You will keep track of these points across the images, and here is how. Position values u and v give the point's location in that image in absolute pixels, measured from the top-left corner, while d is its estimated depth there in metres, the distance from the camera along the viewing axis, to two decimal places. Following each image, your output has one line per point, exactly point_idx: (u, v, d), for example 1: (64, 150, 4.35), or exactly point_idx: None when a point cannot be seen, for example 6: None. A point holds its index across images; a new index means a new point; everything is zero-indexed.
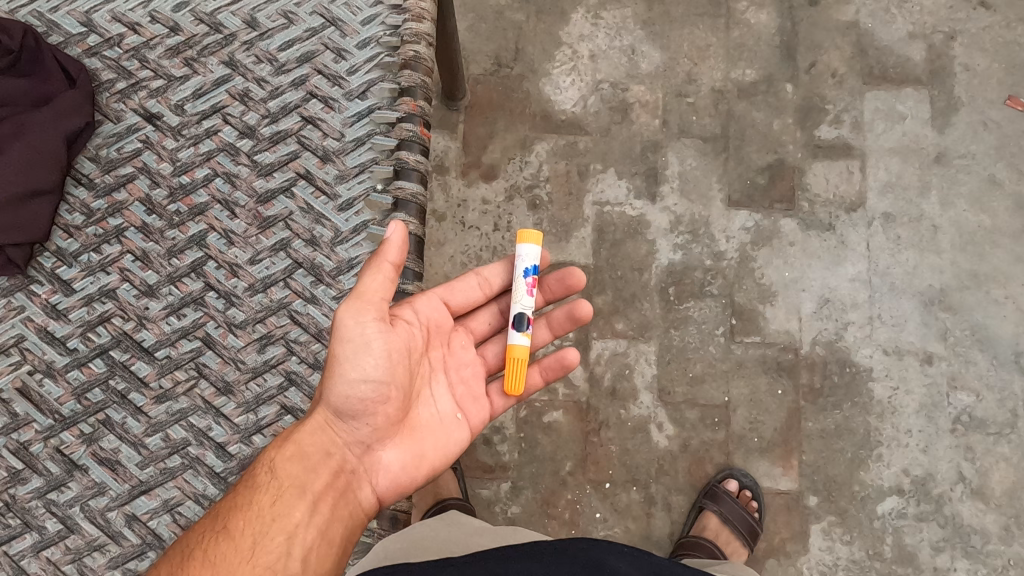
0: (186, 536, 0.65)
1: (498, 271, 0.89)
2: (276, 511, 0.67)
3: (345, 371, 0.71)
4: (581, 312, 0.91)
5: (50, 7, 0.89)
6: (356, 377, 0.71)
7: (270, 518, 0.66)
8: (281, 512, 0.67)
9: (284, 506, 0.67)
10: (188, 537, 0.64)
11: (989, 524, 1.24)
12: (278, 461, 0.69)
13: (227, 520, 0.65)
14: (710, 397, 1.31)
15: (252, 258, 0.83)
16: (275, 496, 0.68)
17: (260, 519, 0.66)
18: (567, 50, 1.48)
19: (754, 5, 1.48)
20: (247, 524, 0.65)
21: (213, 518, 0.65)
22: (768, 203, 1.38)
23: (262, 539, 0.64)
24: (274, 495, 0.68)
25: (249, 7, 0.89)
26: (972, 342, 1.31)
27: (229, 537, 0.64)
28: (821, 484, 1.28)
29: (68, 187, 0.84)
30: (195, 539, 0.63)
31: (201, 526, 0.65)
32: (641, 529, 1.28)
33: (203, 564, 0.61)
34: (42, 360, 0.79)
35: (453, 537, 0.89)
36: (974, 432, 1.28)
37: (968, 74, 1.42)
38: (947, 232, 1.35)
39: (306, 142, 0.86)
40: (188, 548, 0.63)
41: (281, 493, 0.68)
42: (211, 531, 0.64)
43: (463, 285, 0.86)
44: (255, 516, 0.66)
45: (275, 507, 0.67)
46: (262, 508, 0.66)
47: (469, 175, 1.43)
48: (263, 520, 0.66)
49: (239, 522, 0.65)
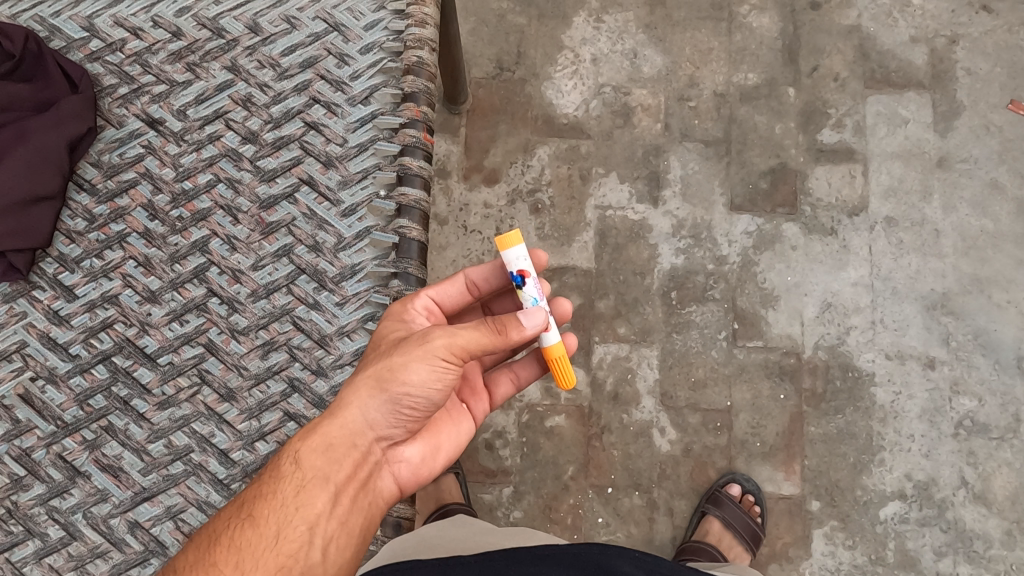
0: (207, 526, 0.62)
1: (485, 272, 0.82)
2: (300, 500, 0.62)
3: (399, 374, 0.65)
4: (563, 307, 0.84)
5: (51, 12, 0.88)
6: (411, 384, 0.65)
7: (294, 507, 0.62)
8: (306, 502, 0.62)
9: (310, 496, 0.62)
10: (209, 525, 0.62)
11: (991, 529, 1.24)
12: (306, 449, 0.64)
13: (252, 508, 0.62)
14: (712, 401, 1.31)
15: (255, 264, 0.83)
16: (301, 485, 0.63)
17: (283, 508, 0.62)
18: (569, 54, 1.48)
19: (756, 8, 1.48)
20: (271, 513, 0.61)
21: (239, 506, 0.63)
22: (770, 207, 1.38)
23: (285, 529, 0.61)
24: (300, 485, 0.63)
25: (252, 12, 0.89)
26: (975, 346, 1.31)
27: (253, 524, 0.61)
28: (823, 489, 1.28)
29: (70, 192, 0.84)
30: (222, 524, 0.62)
31: (223, 516, 0.63)
32: (644, 533, 1.28)
33: (228, 549, 0.59)
34: (44, 366, 0.79)
35: (457, 541, 0.89)
36: (976, 437, 1.28)
37: (971, 78, 1.42)
38: (949, 236, 1.35)
39: (309, 147, 0.85)
40: (215, 532, 0.61)
41: (308, 484, 0.63)
42: (236, 519, 0.62)
43: (450, 288, 0.81)
44: (279, 504, 0.62)
45: (299, 497, 0.62)
46: (285, 497, 0.62)
47: (470, 179, 1.43)
48: (286, 510, 0.62)
49: (265, 508, 0.62)
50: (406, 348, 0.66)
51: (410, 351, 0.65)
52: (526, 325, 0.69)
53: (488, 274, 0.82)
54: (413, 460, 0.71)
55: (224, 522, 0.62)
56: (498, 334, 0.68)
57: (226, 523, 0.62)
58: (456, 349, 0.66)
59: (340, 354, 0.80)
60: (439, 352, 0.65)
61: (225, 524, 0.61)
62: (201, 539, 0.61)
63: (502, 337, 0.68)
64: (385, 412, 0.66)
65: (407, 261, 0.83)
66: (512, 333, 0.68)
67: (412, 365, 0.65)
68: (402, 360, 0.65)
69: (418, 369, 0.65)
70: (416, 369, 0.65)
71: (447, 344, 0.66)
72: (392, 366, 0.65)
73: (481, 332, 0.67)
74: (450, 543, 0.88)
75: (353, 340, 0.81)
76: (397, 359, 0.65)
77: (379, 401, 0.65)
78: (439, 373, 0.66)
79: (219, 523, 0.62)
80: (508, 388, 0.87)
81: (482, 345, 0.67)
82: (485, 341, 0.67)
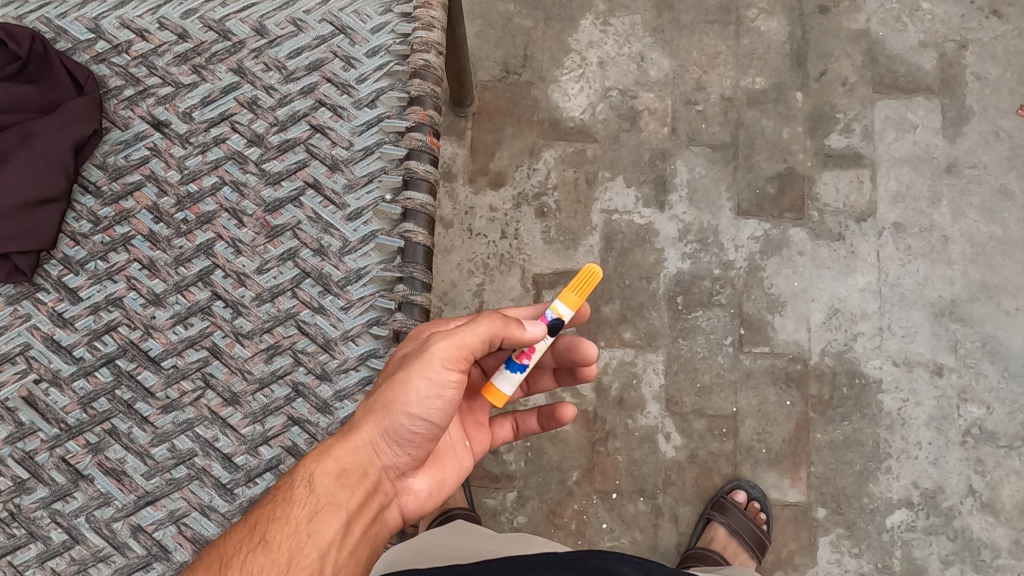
0: (216, 548, 0.60)
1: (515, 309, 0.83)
2: (313, 527, 0.60)
3: (403, 394, 0.64)
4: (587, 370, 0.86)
5: (58, 14, 0.88)
6: (414, 403, 0.64)
7: (307, 533, 0.60)
8: (318, 528, 0.61)
9: (322, 522, 0.61)
10: (219, 548, 0.60)
11: (999, 538, 1.24)
12: (318, 473, 0.62)
13: (266, 532, 0.60)
14: (718, 407, 1.31)
15: (260, 267, 0.82)
16: (314, 510, 0.61)
17: (295, 534, 0.60)
18: (575, 57, 1.47)
19: (764, 12, 1.47)
20: (285, 539, 0.59)
21: (251, 528, 0.61)
22: (777, 212, 1.38)
23: (298, 556, 0.59)
24: (312, 510, 0.61)
25: (258, 14, 0.88)
26: (984, 354, 1.30)
27: (266, 549, 0.59)
28: (829, 496, 1.27)
29: (75, 194, 0.83)
30: (234, 548, 0.59)
31: (234, 537, 0.60)
32: (648, 540, 1.27)
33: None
34: (48, 369, 0.79)
35: (456, 549, 0.89)
36: (984, 445, 1.27)
37: (980, 83, 1.41)
38: (958, 243, 1.35)
39: (315, 150, 0.85)
40: (226, 556, 0.59)
41: (320, 509, 0.61)
42: (248, 544, 0.59)
43: None
44: (292, 530, 0.60)
45: (312, 522, 0.61)
46: (298, 522, 0.60)
47: (476, 182, 1.42)
48: (299, 536, 0.60)
49: (278, 533, 0.60)
50: (409, 365, 0.66)
51: (412, 367, 0.65)
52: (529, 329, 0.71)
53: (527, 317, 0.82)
54: (420, 492, 0.71)
55: (236, 547, 0.59)
56: (501, 324, 0.68)
57: (238, 546, 0.59)
58: (456, 355, 0.66)
59: (345, 358, 0.80)
60: (441, 365, 0.65)
61: (237, 548, 0.59)
62: (211, 563, 0.58)
63: (505, 327, 0.68)
64: (392, 436, 0.65)
65: (412, 265, 0.83)
66: (515, 330, 0.69)
67: (415, 382, 0.64)
68: (406, 378, 0.65)
69: (422, 386, 0.64)
70: (419, 385, 0.64)
71: (448, 350, 0.65)
72: (396, 384, 0.65)
73: (483, 329, 0.67)
74: (449, 552, 0.87)
75: (358, 345, 0.81)
76: (400, 377, 0.65)
77: (387, 425, 0.65)
78: (441, 388, 0.65)
79: (230, 547, 0.59)
80: (506, 433, 0.90)
81: (483, 338, 0.67)
82: (485, 332, 0.66)
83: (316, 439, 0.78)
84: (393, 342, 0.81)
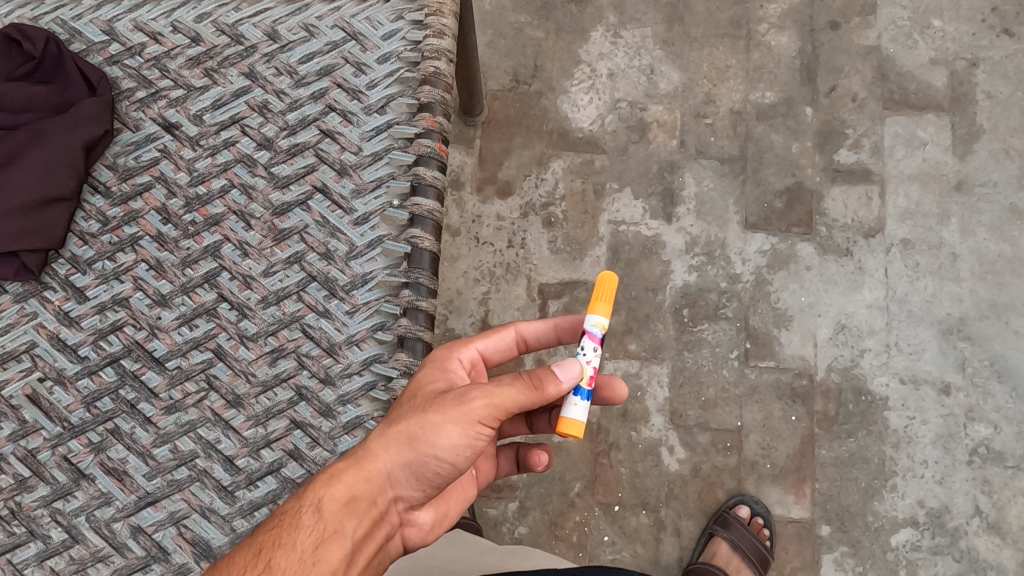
0: None
1: (536, 328, 0.83)
2: (318, 555, 0.58)
3: (432, 436, 0.63)
4: (615, 391, 0.82)
5: (73, 16, 0.89)
6: (440, 447, 0.64)
7: (311, 561, 0.58)
8: (324, 557, 0.59)
9: (328, 551, 0.59)
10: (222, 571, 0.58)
11: (1005, 560, 1.22)
12: (327, 499, 0.61)
13: (271, 557, 0.58)
14: (722, 421, 1.30)
15: (266, 270, 0.82)
16: (321, 538, 0.59)
17: (300, 562, 0.58)
18: (585, 68, 1.48)
19: (775, 27, 1.47)
20: (288, 566, 0.57)
21: (256, 554, 0.59)
22: (785, 227, 1.37)
23: None
24: (319, 538, 0.59)
25: (272, 19, 0.89)
26: (991, 372, 1.29)
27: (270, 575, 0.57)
28: (833, 513, 1.26)
29: (85, 194, 0.84)
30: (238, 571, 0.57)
31: (238, 562, 0.58)
32: (650, 554, 1.26)
33: None
34: (53, 368, 0.79)
35: (453, 561, 0.87)
36: (991, 465, 1.26)
37: (991, 101, 1.41)
38: (967, 260, 1.34)
39: (324, 155, 0.85)
40: None
41: (327, 538, 0.59)
42: (252, 568, 0.57)
43: (501, 340, 0.81)
44: (297, 557, 0.58)
45: (317, 550, 0.59)
46: (304, 550, 0.59)
47: (484, 190, 1.43)
48: (303, 563, 0.58)
49: (283, 559, 0.58)
50: (442, 407, 0.65)
51: (445, 412, 0.64)
52: (564, 379, 0.69)
53: (541, 335, 0.83)
54: (425, 524, 0.70)
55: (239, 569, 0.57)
56: (534, 389, 0.67)
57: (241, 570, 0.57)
58: (493, 411, 0.65)
59: (348, 363, 0.80)
60: (475, 416, 0.64)
61: None
62: None
63: (540, 392, 0.67)
64: (410, 473, 0.64)
65: (419, 271, 0.83)
66: (550, 388, 0.67)
67: (447, 428, 0.64)
68: (438, 420, 0.64)
69: (452, 434, 0.64)
70: (449, 432, 0.64)
71: (485, 404, 0.65)
72: (426, 425, 0.64)
73: (519, 388, 0.66)
74: (448, 564, 0.86)
75: (362, 349, 0.80)
76: (432, 419, 0.64)
77: (408, 461, 0.63)
78: (471, 438, 0.64)
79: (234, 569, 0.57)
80: (509, 464, 0.91)
81: (519, 402, 0.66)
82: (524, 398, 0.65)
83: (319, 443, 0.78)
84: (397, 348, 0.81)
